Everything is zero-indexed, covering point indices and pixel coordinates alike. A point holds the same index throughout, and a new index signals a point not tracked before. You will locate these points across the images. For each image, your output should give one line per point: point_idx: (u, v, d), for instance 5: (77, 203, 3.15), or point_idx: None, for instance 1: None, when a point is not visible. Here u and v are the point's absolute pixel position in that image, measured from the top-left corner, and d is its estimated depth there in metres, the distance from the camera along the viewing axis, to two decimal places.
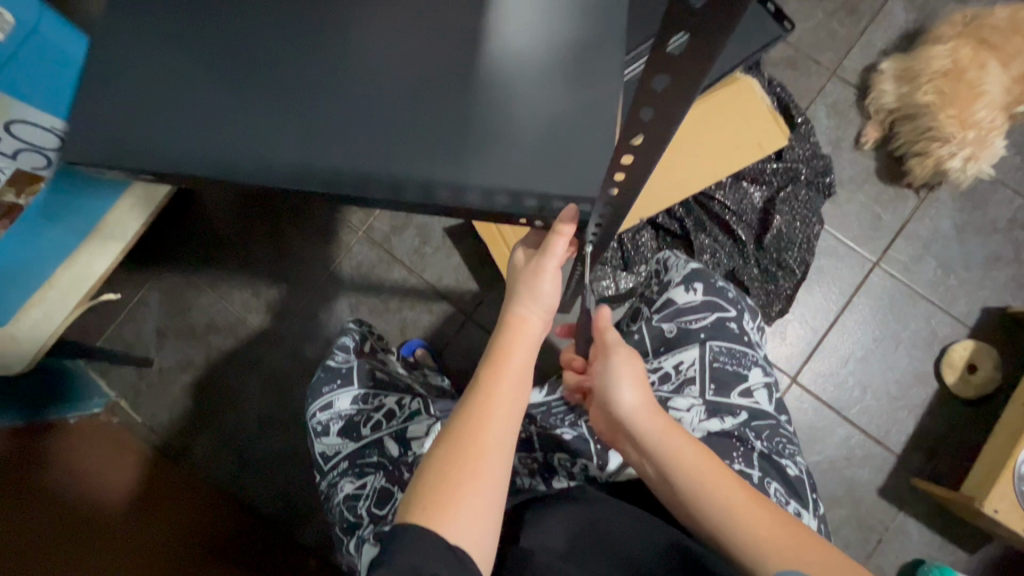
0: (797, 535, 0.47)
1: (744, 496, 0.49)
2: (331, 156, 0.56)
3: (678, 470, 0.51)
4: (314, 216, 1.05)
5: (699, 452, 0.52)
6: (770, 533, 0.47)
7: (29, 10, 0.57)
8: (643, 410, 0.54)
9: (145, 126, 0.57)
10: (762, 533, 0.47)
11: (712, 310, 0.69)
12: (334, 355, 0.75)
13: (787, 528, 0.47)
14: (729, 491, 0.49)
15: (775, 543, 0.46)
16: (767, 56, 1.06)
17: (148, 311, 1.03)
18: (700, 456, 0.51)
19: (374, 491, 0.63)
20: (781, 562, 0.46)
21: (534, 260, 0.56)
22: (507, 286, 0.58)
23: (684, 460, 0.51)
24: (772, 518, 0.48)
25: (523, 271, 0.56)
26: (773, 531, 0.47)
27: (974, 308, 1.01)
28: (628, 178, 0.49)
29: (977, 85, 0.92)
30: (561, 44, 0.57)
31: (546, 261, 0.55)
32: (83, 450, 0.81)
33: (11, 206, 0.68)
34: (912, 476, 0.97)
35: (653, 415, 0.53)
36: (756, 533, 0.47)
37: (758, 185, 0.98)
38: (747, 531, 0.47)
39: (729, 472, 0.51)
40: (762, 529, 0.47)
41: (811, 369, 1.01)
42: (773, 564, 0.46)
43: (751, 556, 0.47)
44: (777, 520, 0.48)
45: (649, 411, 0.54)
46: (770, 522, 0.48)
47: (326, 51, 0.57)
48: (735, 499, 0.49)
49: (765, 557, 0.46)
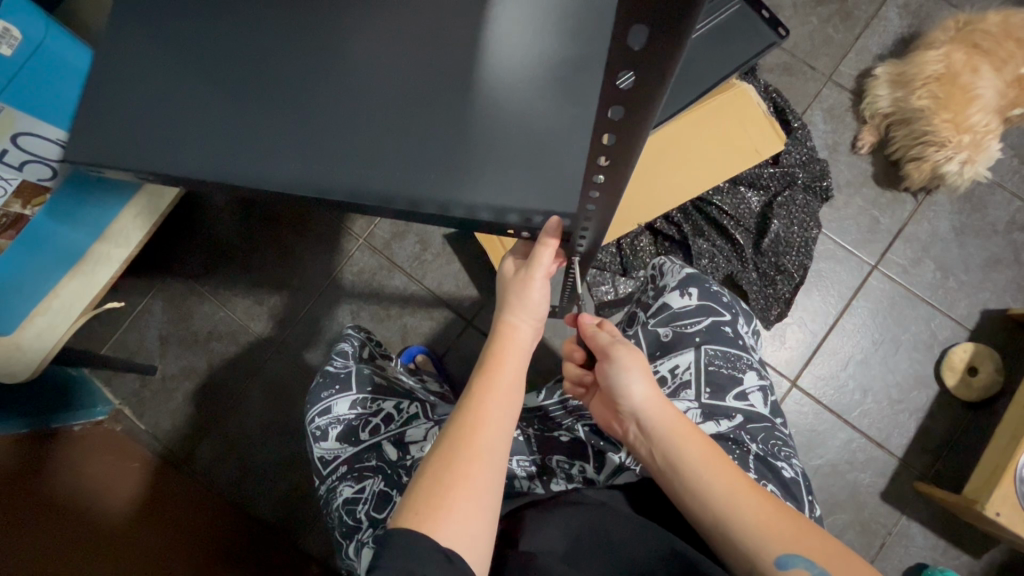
0: (798, 525, 0.47)
1: (746, 485, 0.50)
2: (325, 167, 0.57)
3: (684, 455, 0.52)
4: (315, 224, 1.06)
5: (703, 443, 0.53)
6: (769, 519, 0.47)
7: (36, 26, 0.60)
8: (649, 399, 0.56)
9: (149, 136, 0.58)
10: (763, 520, 0.47)
11: (706, 314, 0.70)
12: (333, 360, 0.76)
13: (788, 519, 0.47)
14: (731, 481, 0.50)
15: (775, 530, 0.46)
16: (763, 63, 1.07)
17: (152, 319, 1.04)
18: (705, 447, 0.52)
19: (373, 495, 0.64)
20: (782, 548, 0.45)
21: (522, 271, 0.58)
22: (497, 296, 0.60)
23: (687, 447, 0.52)
24: (772, 506, 0.48)
25: (512, 280, 0.58)
26: (775, 518, 0.47)
27: (974, 311, 1.01)
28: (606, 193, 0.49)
29: (971, 89, 0.93)
30: (550, 54, 0.58)
31: (535, 271, 0.57)
32: (86, 457, 0.81)
33: (17, 217, 0.70)
34: (915, 479, 0.97)
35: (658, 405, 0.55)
36: (756, 517, 0.47)
37: (756, 189, 0.99)
38: (749, 519, 0.47)
39: (734, 465, 0.52)
40: (761, 513, 0.47)
41: (811, 373, 1.01)
42: (774, 549, 0.46)
43: (754, 543, 0.46)
44: (778, 510, 0.48)
45: (654, 402, 0.55)
46: (771, 510, 0.48)
47: (320, 63, 0.58)
48: (740, 487, 0.49)
49: (764, 542, 0.46)
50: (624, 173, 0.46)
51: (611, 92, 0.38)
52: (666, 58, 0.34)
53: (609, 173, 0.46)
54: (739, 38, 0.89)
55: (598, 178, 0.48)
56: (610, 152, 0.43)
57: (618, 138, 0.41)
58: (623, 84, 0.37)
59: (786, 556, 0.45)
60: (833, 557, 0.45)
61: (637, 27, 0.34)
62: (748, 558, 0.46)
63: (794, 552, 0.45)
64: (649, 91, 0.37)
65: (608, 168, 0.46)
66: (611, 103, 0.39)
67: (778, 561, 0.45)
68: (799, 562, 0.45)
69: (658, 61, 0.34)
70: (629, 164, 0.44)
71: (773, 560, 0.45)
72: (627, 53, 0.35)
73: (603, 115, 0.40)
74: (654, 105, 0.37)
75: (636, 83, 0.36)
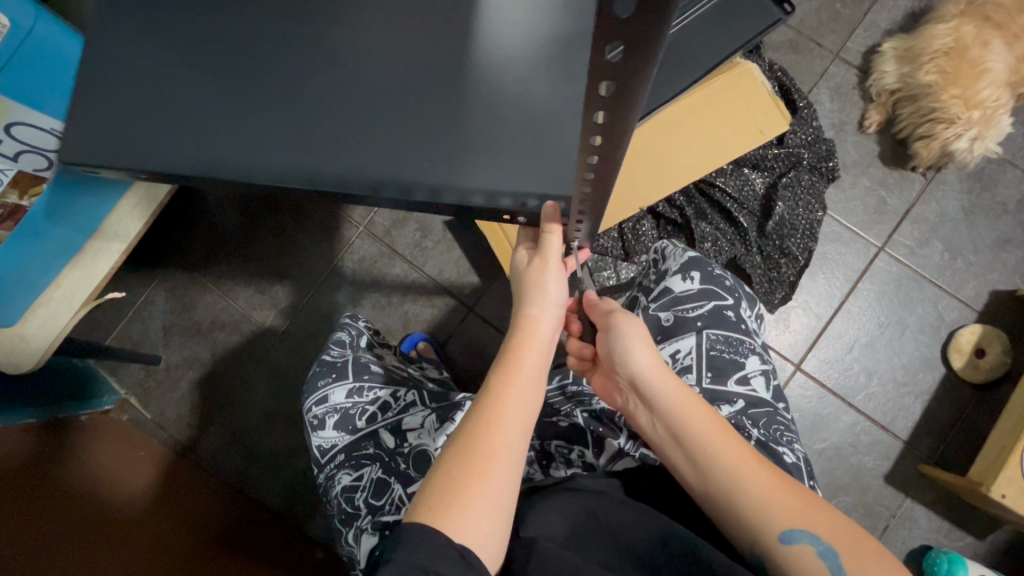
0: (804, 500, 0.47)
1: (752, 456, 0.49)
2: (317, 157, 0.58)
3: (690, 428, 0.51)
4: (316, 211, 1.05)
5: (709, 415, 0.52)
6: (776, 492, 0.47)
7: (26, 15, 0.62)
8: (652, 373, 0.55)
9: (145, 130, 0.60)
10: (768, 493, 0.47)
11: (709, 298, 0.69)
12: (329, 350, 0.77)
13: (794, 492, 0.47)
14: (737, 452, 0.49)
15: (782, 505, 0.46)
16: (768, 40, 1.04)
17: (154, 310, 1.04)
18: (708, 418, 0.52)
19: (371, 483, 0.64)
20: (787, 523, 0.46)
21: (535, 262, 0.58)
22: (512, 286, 0.59)
23: (693, 420, 0.51)
24: (776, 478, 0.48)
25: (526, 270, 0.58)
26: (779, 492, 0.47)
27: (982, 292, 0.99)
28: (598, 177, 0.48)
29: (980, 63, 0.91)
30: (544, 38, 0.58)
31: (549, 260, 0.57)
32: (96, 445, 0.82)
33: (14, 208, 0.70)
34: (919, 462, 0.97)
35: (660, 377, 0.54)
36: (761, 490, 0.47)
37: (760, 171, 0.97)
38: (754, 493, 0.47)
39: (739, 437, 0.51)
40: (767, 486, 0.47)
41: (815, 357, 1.01)
42: (778, 524, 0.46)
43: (760, 517, 0.46)
44: (783, 483, 0.48)
45: (656, 373, 0.55)
46: (777, 485, 0.48)
47: (311, 52, 0.59)
48: (745, 459, 0.49)
49: (770, 517, 0.46)
50: (617, 153, 0.44)
51: (597, 69, 0.37)
52: (649, 30, 0.33)
53: (600, 156, 0.45)
54: (741, 16, 0.87)
55: (591, 161, 0.46)
56: (601, 131, 0.42)
57: (609, 116, 0.40)
58: (611, 56, 0.35)
59: (790, 531, 0.45)
60: (837, 533, 0.45)
61: None
62: (753, 532, 0.47)
63: (799, 527, 0.45)
64: (636, 66, 0.36)
65: (599, 151, 0.45)
66: (598, 79, 0.38)
67: (783, 536, 0.45)
68: (803, 538, 0.45)
69: (645, 34, 0.33)
70: (620, 143, 0.43)
71: (777, 533, 0.46)
72: (611, 24, 0.33)
73: (592, 92, 0.39)
74: (643, 74, 0.36)
75: (626, 54, 0.35)
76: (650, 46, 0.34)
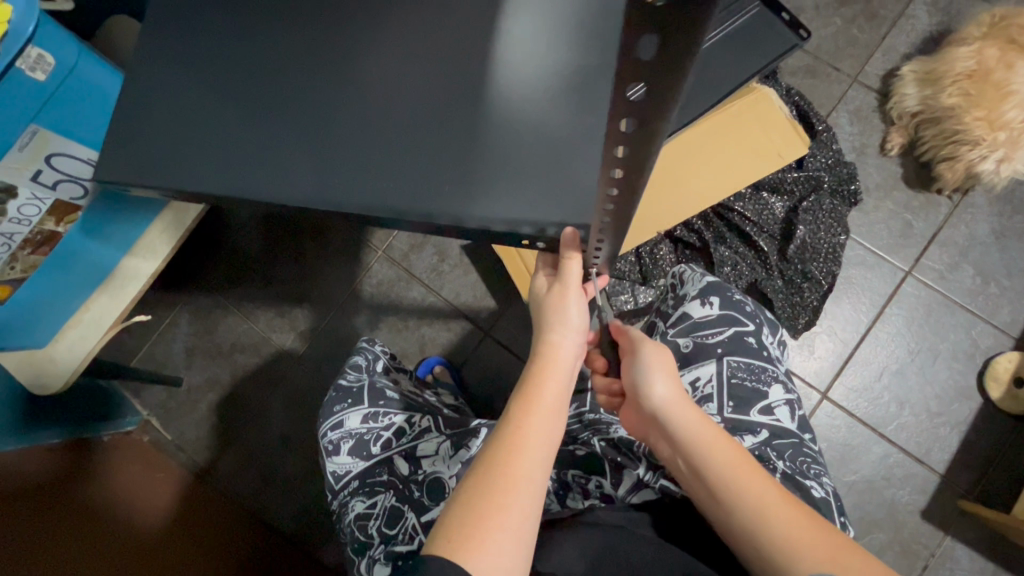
0: (834, 542, 0.45)
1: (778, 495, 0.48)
2: (335, 180, 0.59)
3: (714, 461, 0.50)
4: (335, 236, 1.07)
5: (734, 449, 0.51)
6: (805, 534, 0.45)
7: (70, 51, 0.64)
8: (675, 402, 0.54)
9: (172, 155, 0.62)
10: (794, 534, 0.45)
11: (729, 324, 0.67)
12: (345, 375, 0.75)
13: (823, 532, 0.45)
14: (762, 489, 0.48)
15: (809, 545, 0.45)
16: (785, 65, 1.05)
17: (178, 332, 1.07)
18: (733, 452, 0.50)
19: (385, 511, 0.64)
20: (813, 566, 0.44)
21: (556, 288, 0.58)
22: (532, 313, 0.60)
23: (717, 453, 0.50)
24: (806, 520, 0.46)
25: (547, 297, 0.59)
26: (807, 534, 0.45)
27: (1018, 318, 0.95)
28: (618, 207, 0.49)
29: (1005, 85, 0.89)
30: (559, 66, 0.59)
31: (569, 288, 0.58)
32: (121, 467, 0.84)
33: (50, 234, 0.73)
34: (958, 497, 0.92)
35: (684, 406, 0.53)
36: (788, 530, 0.45)
37: (780, 195, 0.97)
38: (779, 533, 0.45)
39: (764, 473, 0.50)
40: (793, 526, 0.45)
41: (842, 385, 0.97)
42: (805, 566, 0.44)
43: (786, 558, 0.44)
44: (810, 522, 0.46)
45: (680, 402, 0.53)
46: (804, 525, 0.46)
47: (334, 81, 0.61)
48: (771, 497, 0.47)
49: (796, 559, 0.44)
50: (637, 185, 0.45)
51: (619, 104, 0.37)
52: (671, 71, 0.33)
53: (620, 186, 0.46)
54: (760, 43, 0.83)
55: (612, 192, 0.47)
56: (621, 164, 0.43)
57: (629, 149, 0.41)
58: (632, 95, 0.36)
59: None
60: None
61: (647, 37, 0.32)
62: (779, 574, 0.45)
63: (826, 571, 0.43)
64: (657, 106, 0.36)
65: (620, 182, 0.45)
66: (620, 115, 0.38)
67: None
68: None
69: (663, 76, 0.34)
70: (641, 178, 0.43)
71: None
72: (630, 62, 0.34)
73: (614, 126, 0.40)
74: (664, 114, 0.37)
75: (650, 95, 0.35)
76: (672, 88, 0.34)
